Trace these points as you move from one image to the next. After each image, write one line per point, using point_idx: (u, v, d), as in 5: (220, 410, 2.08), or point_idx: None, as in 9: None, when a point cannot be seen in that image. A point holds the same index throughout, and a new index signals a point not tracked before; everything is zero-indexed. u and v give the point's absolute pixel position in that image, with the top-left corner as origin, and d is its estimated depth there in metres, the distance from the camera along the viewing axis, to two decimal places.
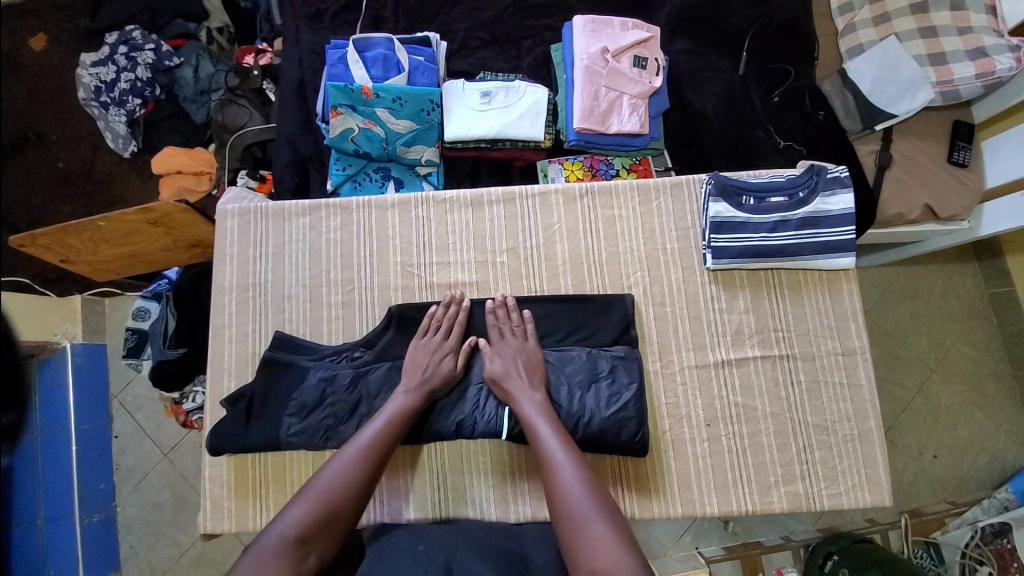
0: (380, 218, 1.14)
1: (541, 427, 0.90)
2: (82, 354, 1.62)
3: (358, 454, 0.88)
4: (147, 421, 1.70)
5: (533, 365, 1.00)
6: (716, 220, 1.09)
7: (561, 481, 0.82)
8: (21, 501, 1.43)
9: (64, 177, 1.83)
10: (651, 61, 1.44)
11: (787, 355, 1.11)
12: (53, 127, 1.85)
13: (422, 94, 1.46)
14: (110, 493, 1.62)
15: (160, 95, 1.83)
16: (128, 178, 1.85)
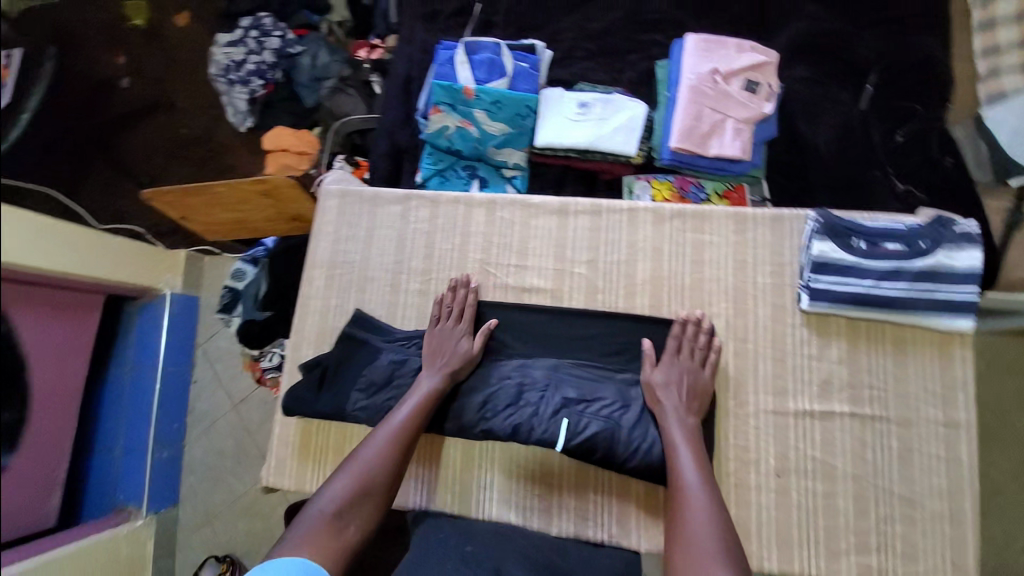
0: (467, 215, 1.17)
1: (679, 451, 0.91)
2: (178, 303, 1.86)
3: (394, 435, 0.95)
4: (223, 371, 1.95)
5: (697, 388, 0.97)
6: (819, 260, 1.02)
7: (690, 516, 0.84)
8: (105, 429, 1.66)
9: (183, 141, 2.03)
10: (763, 85, 1.38)
11: (878, 417, 1.01)
12: (180, 95, 2.05)
13: (520, 99, 1.48)
14: (179, 433, 1.88)
15: (279, 78, 1.99)
16: (240, 151, 2.03)
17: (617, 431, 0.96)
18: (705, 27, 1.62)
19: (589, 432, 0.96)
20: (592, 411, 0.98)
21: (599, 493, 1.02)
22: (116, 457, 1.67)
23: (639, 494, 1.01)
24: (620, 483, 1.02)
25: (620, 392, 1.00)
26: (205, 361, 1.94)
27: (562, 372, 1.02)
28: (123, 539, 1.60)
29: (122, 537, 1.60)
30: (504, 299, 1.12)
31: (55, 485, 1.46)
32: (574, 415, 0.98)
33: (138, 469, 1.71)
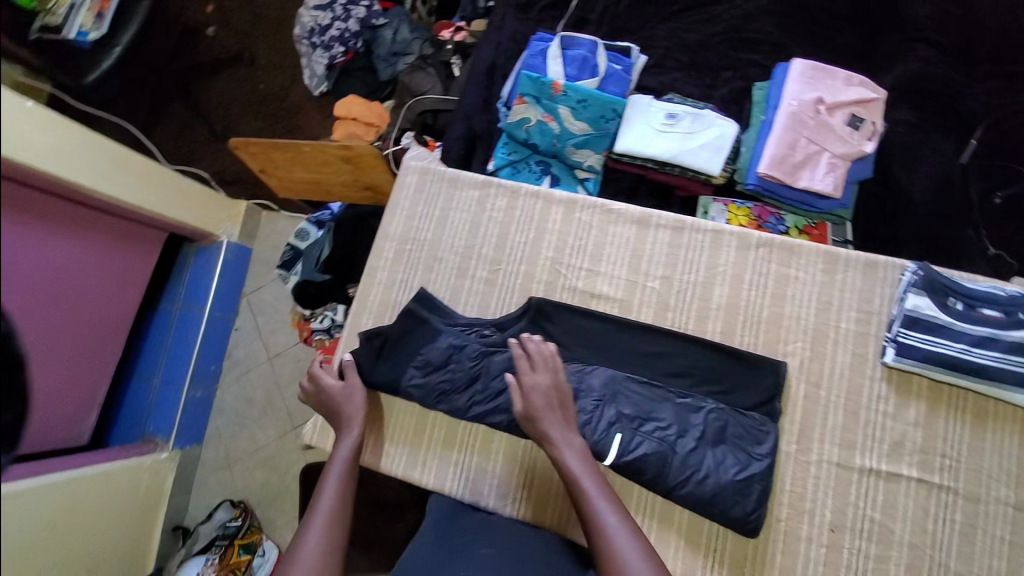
0: (544, 211, 1.15)
1: (581, 479, 0.84)
2: (232, 253, 1.93)
3: (331, 509, 0.90)
4: (264, 324, 2.01)
5: (557, 391, 0.93)
6: (912, 314, 0.97)
7: (616, 550, 0.77)
8: (147, 359, 1.75)
9: (261, 97, 2.11)
10: (867, 123, 1.32)
11: (946, 488, 0.95)
12: (264, 52, 2.14)
13: (607, 101, 1.44)
14: (214, 374, 1.95)
15: (359, 48, 2.02)
16: (310, 113, 2.09)
17: (669, 455, 0.94)
18: (808, 54, 1.55)
19: (641, 451, 0.94)
20: (647, 430, 0.96)
21: (643, 517, 0.97)
22: (153, 387, 1.74)
23: (682, 525, 0.96)
24: (662, 509, 0.97)
25: (679, 417, 0.96)
26: (249, 310, 2.01)
27: (621, 386, 1.00)
28: (145, 469, 1.65)
29: (146, 465, 1.66)
30: (572, 301, 1.10)
31: (94, 403, 1.58)
32: (627, 431, 0.96)
33: (172, 402, 1.77)
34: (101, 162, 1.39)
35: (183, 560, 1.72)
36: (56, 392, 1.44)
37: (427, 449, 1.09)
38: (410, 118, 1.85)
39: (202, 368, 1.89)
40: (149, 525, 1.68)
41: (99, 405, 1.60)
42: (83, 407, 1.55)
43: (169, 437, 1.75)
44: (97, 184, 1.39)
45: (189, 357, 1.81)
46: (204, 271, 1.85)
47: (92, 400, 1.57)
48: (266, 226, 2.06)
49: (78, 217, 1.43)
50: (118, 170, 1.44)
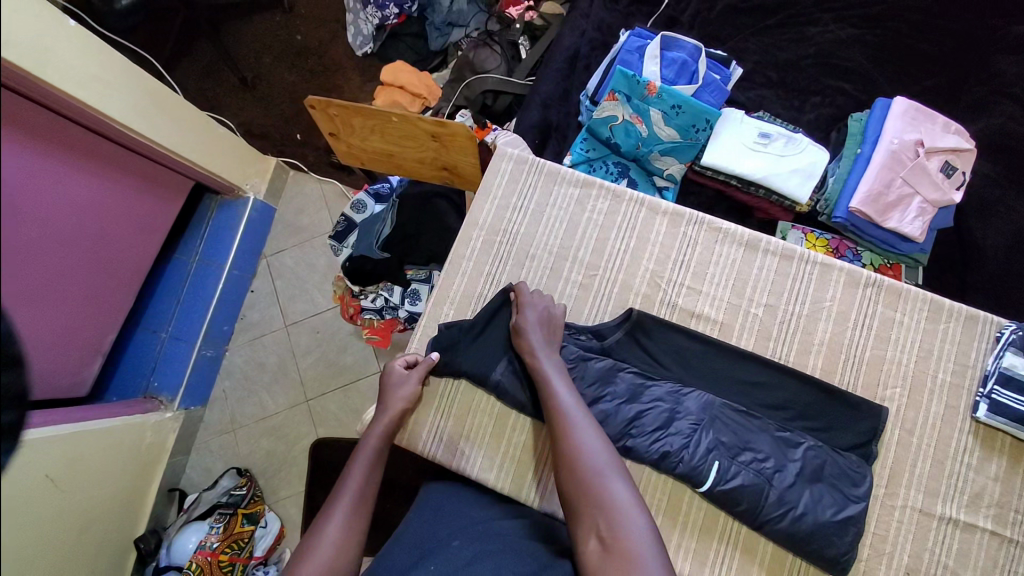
0: (648, 220, 1.12)
1: (557, 383, 0.92)
2: (258, 210, 1.76)
3: (351, 501, 0.88)
4: (283, 290, 1.81)
5: (548, 323, 1.02)
6: (1008, 373, 0.97)
7: (577, 435, 0.83)
8: (159, 310, 1.63)
9: (299, 50, 1.96)
10: (958, 172, 1.32)
11: (1018, 543, 0.96)
12: (305, 2, 1.99)
13: (702, 110, 1.37)
14: (227, 335, 1.76)
15: (413, 12, 1.88)
16: (350, 74, 1.94)
17: (766, 488, 0.92)
18: (897, 90, 1.51)
19: (737, 481, 0.92)
20: (744, 460, 0.94)
21: (723, 544, 0.96)
22: (163, 341, 1.61)
23: (764, 559, 0.95)
24: (747, 539, 0.96)
25: (778, 451, 0.95)
26: (269, 274, 1.82)
27: (718, 410, 0.98)
28: (149, 427, 1.51)
29: (149, 424, 1.51)
30: (669, 317, 1.07)
31: (100, 350, 1.42)
32: (725, 460, 0.93)
33: (182, 359, 1.62)
34: (136, 99, 1.27)
35: (181, 526, 1.52)
36: (61, 337, 1.30)
37: (506, 455, 1.06)
38: (469, 95, 1.72)
39: (217, 328, 1.71)
40: (143, 491, 1.51)
41: (104, 353, 1.44)
42: (86, 353, 1.39)
43: (174, 398, 1.60)
44: (128, 119, 1.25)
45: (205, 315, 1.64)
46: (227, 226, 1.70)
47: (95, 348, 1.40)
48: (293, 187, 1.88)
49: (104, 152, 1.27)
50: (150, 107, 1.30)
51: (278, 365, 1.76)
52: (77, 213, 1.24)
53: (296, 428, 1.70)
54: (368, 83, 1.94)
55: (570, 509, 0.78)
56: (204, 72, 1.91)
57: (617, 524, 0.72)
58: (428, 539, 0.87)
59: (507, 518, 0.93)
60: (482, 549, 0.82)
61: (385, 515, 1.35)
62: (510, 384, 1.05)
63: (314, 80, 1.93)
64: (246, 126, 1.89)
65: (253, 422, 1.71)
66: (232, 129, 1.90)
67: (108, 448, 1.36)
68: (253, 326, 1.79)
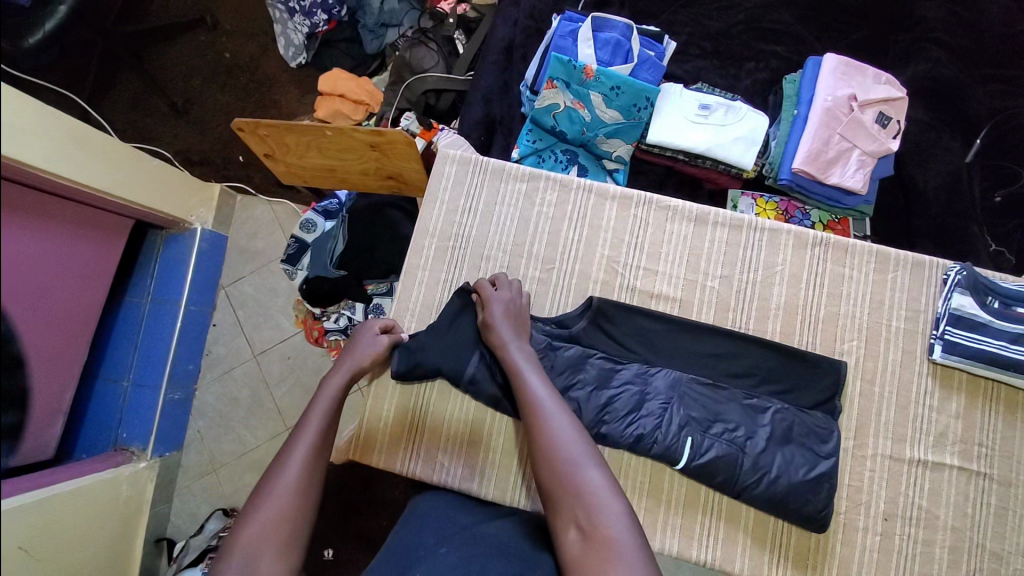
0: (598, 206, 1.12)
1: (526, 372, 0.90)
2: (207, 240, 1.69)
3: (307, 450, 0.84)
4: (245, 320, 1.75)
5: (516, 315, 1.00)
6: (956, 313, 1.01)
7: (550, 425, 0.81)
8: (115, 358, 1.55)
9: (228, 69, 1.87)
10: (893, 122, 1.35)
11: (983, 474, 1.01)
12: (228, 17, 1.90)
13: (641, 89, 1.37)
14: (193, 374, 1.70)
15: (344, 16, 1.82)
16: (286, 88, 1.87)
17: (740, 455, 0.94)
18: (828, 47, 1.54)
19: (712, 453, 0.94)
20: (716, 432, 0.95)
21: (708, 515, 0.98)
22: (124, 388, 1.54)
23: (748, 525, 0.97)
24: (729, 509, 0.98)
25: (747, 418, 0.96)
26: (229, 305, 1.75)
27: (686, 386, 0.99)
28: (124, 479, 1.44)
29: (125, 476, 1.45)
30: (630, 301, 1.07)
31: (60, 411, 1.35)
32: (698, 434, 0.95)
33: (149, 405, 1.55)
34: (58, 143, 1.18)
35: (175, 573, 1.46)
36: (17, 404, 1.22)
37: (486, 462, 1.05)
38: (411, 97, 1.68)
39: (181, 368, 1.65)
40: (129, 544, 1.45)
41: (64, 413, 1.37)
42: (48, 416, 1.32)
43: (145, 447, 1.54)
44: (53, 166, 1.17)
45: (166, 356, 1.58)
46: (177, 261, 1.62)
47: (55, 409, 1.33)
48: (241, 213, 1.81)
49: (32, 203, 1.19)
50: (75, 151, 1.22)
51: (251, 398, 1.71)
52: (15, 271, 1.16)
53: None
54: (306, 95, 1.87)
55: (548, 501, 0.77)
56: (132, 102, 1.80)
57: (594, 514, 0.72)
58: (414, 546, 0.84)
59: (492, 519, 0.92)
60: (471, 554, 0.80)
61: (378, 534, 1.33)
62: (480, 385, 1.04)
63: (248, 98, 1.86)
64: (182, 154, 1.81)
65: (232, 459, 1.66)
66: (168, 159, 1.81)
67: (85, 509, 1.29)
68: (219, 361, 1.73)
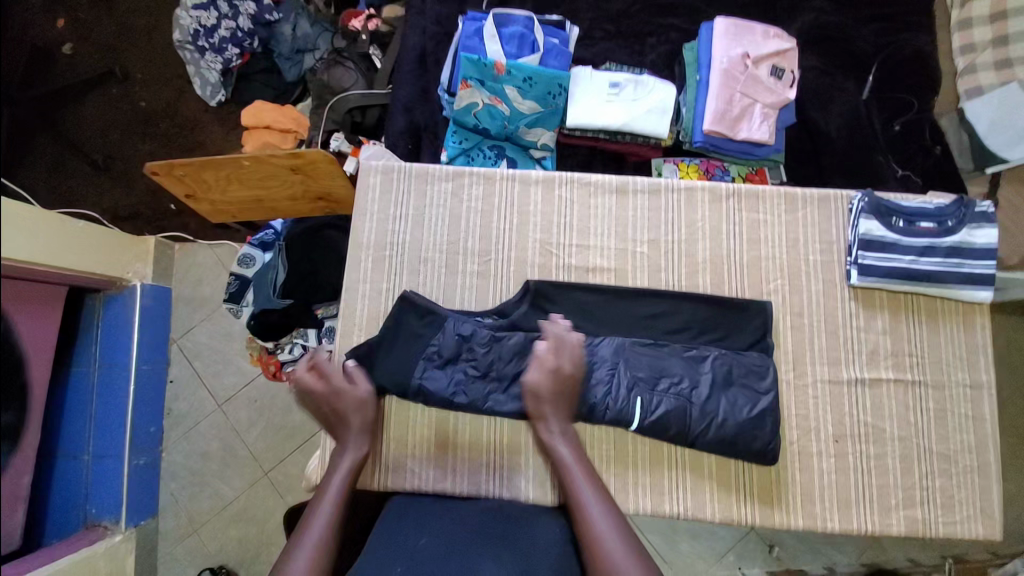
0: (523, 193, 1.15)
1: (568, 458, 0.89)
2: (150, 295, 1.63)
3: (331, 514, 0.84)
4: (205, 368, 1.71)
5: (560, 386, 0.93)
6: (866, 238, 1.08)
7: (591, 514, 0.81)
8: (73, 433, 1.47)
9: (146, 117, 1.82)
10: (787, 73, 1.44)
11: (918, 381, 1.09)
12: (139, 66, 1.85)
13: (552, 77, 1.43)
14: (157, 436, 1.64)
15: (256, 48, 1.81)
16: (209, 127, 1.83)
17: (689, 406, 0.99)
18: (720, 12, 1.62)
19: (662, 409, 0.98)
20: (663, 388, 1.00)
21: (673, 469, 1.02)
22: (85, 463, 1.47)
23: (712, 471, 1.02)
24: (692, 459, 1.02)
25: (690, 369, 1.01)
26: (184, 358, 1.70)
27: (630, 351, 1.03)
28: (100, 556, 1.40)
29: (100, 552, 1.40)
30: (568, 278, 1.11)
31: (19, 498, 1.27)
32: (646, 393, 1.00)
33: (114, 475, 1.50)
34: None
35: None
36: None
37: (454, 461, 1.06)
38: (337, 118, 1.69)
39: (142, 432, 1.59)
40: None
41: (24, 498, 1.31)
42: (8, 506, 1.24)
43: (117, 519, 1.48)
44: None
45: (124, 422, 1.52)
46: (120, 324, 1.54)
47: (15, 496, 1.25)
48: (183, 260, 1.75)
49: None
50: None
51: (225, 447, 1.66)
52: None
53: (262, 504, 1.61)
54: (232, 133, 1.85)
55: None
56: (52, 166, 1.73)
57: None
58: (396, 531, 0.87)
59: (466, 510, 0.94)
60: (449, 539, 0.83)
61: None
62: (430, 389, 1.05)
63: (172, 144, 1.82)
64: (113, 212, 1.75)
65: (216, 514, 1.61)
66: (97, 218, 1.74)
67: None
68: (184, 415, 1.68)
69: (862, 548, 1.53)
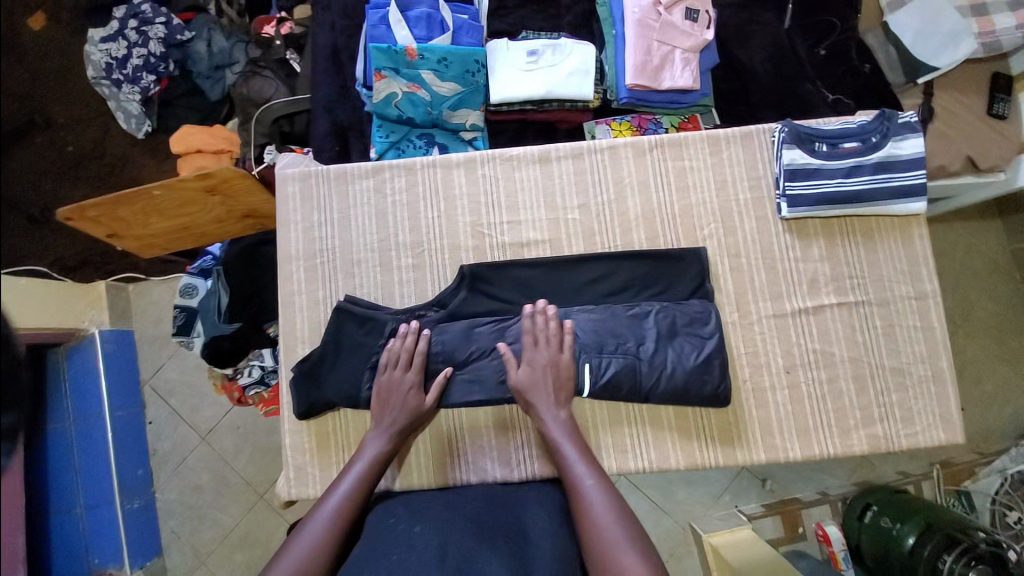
0: (446, 177, 1.12)
1: (567, 449, 0.89)
2: (111, 339, 1.58)
3: (337, 508, 0.84)
4: (182, 405, 1.65)
5: (550, 375, 0.96)
6: (790, 168, 1.07)
7: (590, 504, 0.81)
8: (62, 488, 1.44)
9: (73, 161, 1.75)
10: (703, 13, 1.41)
11: (861, 302, 1.10)
12: (61, 109, 1.77)
13: (467, 53, 1.39)
14: (146, 478, 1.60)
15: (173, 71, 1.71)
16: (142, 161, 1.77)
17: (637, 363, 0.99)
18: None
19: (611, 371, 0.98)
20: (610, 350, 0.99)
21: (633, 426, 1.03)
22: (80, 515, 1.44)
23: (671, 423, 1.03)
24: (651, 414, 1.03)
25: (634, 327, 1.01)
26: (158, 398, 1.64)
27: (574, 319, 1.02)
28: None
29: None
30: (504, 256, 1.09)
31: (19, 557, 1.24)
32: (594, 359, 0.99)
33: (109, 521, 1.47)
34: None
35: None
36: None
37: (417, 454, 1.05)
38: (264, 131, 1.60)
39: (130, 476, 1.55)
40: None
41: (23, 559, 1.26)
42: (10, 567, 1.20)
43: (121, 564, 1.45)
44: None
45: (110, 467, 1.49)
46: (87, 373, 1.51)
47: (15, 556, 1.22)
48: (141, 300, 1.70)
49: None
50: None
51: (215, 480, 1.63)
52: None
53: (258, 530, 1.59)
54: (165, 162, 1.78)
55: None
56: None
57: None
58: (385, 517, 0.88)
59: (434, 499, 0.93)
60: (444, 526, 0.82)
61: None
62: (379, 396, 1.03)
63: (106, 184, 1.75)
64: (60, 263, 1.67)
65: (217, 546, 1.58)
66: (45, 272, 1.66)
67: None
68: (168, 457, 1.63)
69: (851, 470, 1.58)
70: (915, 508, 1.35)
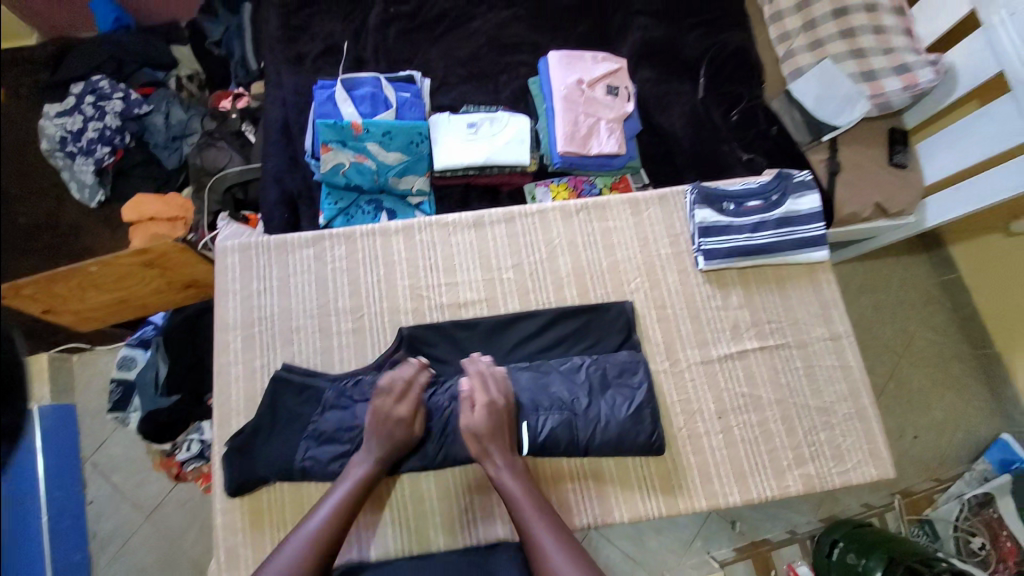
0: (385, 244, 1.17)
1: (530, 513, 0.89)
2: (51, 416, 1.48)
3: (324, 519, 0.89)
4: (126, 481, 1.55)
5: (498, 425, 0.96)
6: (703, 225, 1.17)
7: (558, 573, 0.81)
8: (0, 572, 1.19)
9: (25, 233, 1.72)
10: (622, 88, 1.56)
11: (781, 346, 1.17)
12: (15, 181, 1.76)
13: (411, 127, 1.49)
14: (83, 565, 1.47)
15: (129, 143, 1.75)
16: (95, 230, 1.75)
17: (574, 418, 1.02)
18: (558, 44, 1.70)
19: (548, 428, 1.01)
20: (545, 407, 1.02)
21: (575, 481, 1.04)
22: None
23: (613, 477, 1.05)
24: (591, 467, 1.05)
25: (567, 382, 1.05)
26: (100, 477, 1.53)
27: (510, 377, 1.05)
28: None
29: None
30: (443, 317, 1.13)
31: None
32: (531, 416, 1.01)
33: None
34: None
35: None
36: None
37: (360, 524, 1.02)
38: (217, 198, 1.64)
39: (65, 562, 1.42)
40: None
41: None
42: None
43: None
44: None
45: (44, 555, 1.36)
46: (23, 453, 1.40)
47: None
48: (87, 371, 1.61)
49: None
50: None
51: (160, 562, 1.51)
52: None
53: None
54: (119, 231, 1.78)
55: None
56: None
57: None
58: None
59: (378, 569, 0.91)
60: None
61: None
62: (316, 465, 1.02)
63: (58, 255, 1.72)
64: None
65: None
66: None
67: None
68: (112, 536, 1.51)
69: (817, 505, 1.59)
70: (875, 541, 1.37)
